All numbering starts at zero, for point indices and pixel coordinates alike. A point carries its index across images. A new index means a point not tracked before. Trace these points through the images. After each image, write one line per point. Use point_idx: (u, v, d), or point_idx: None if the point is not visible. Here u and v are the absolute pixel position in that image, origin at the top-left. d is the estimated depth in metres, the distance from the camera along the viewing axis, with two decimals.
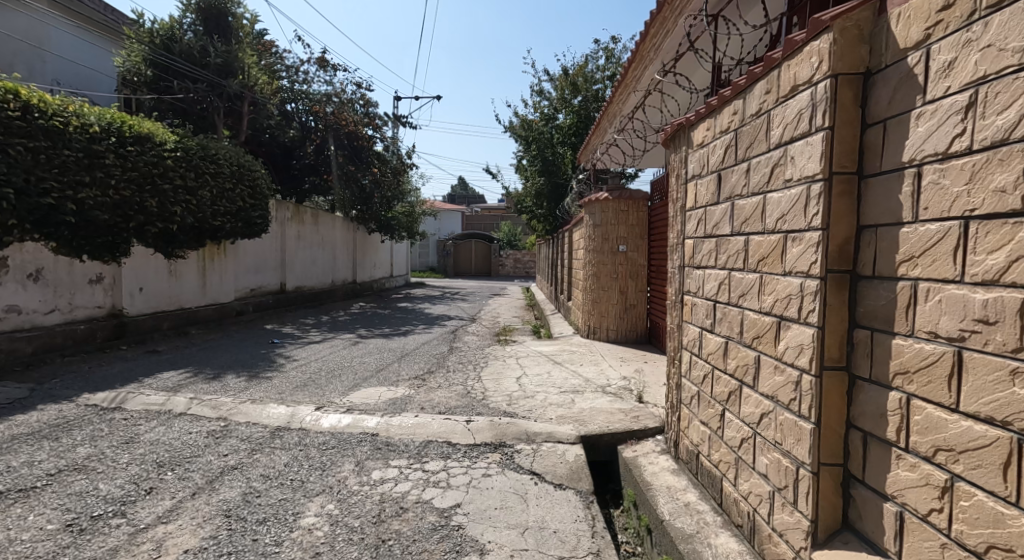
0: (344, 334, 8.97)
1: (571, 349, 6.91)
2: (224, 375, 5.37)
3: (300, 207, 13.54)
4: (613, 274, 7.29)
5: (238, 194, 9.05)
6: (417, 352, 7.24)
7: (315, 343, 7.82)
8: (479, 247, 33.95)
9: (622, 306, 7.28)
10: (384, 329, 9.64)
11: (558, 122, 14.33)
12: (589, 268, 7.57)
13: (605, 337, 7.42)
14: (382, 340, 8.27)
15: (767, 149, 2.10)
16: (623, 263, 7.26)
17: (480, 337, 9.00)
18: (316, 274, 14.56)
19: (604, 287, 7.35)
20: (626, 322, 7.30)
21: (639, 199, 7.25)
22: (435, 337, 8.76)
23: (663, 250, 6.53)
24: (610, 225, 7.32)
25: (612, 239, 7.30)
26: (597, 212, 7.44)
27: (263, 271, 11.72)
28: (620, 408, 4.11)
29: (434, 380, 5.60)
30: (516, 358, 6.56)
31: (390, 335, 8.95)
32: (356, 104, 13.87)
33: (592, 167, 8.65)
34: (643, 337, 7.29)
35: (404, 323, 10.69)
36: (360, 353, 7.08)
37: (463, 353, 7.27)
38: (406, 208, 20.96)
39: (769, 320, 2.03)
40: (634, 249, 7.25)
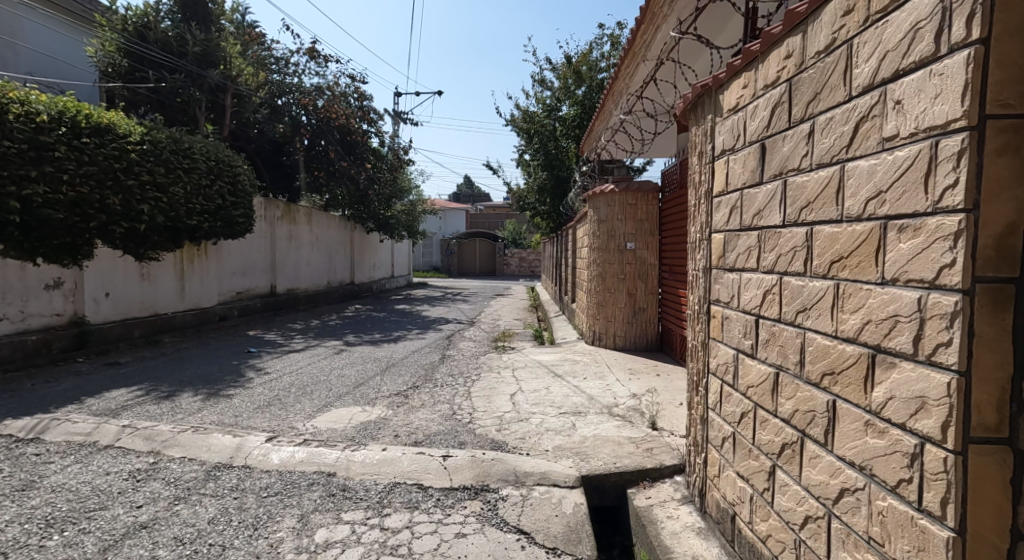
0: (331, 341, 8.35)
1: (574, 359, 6.24)
2: (179, 394, 4.74)
3: (291, 205, 12.97)
4: (620, 275, 6.61)
5: (216, 191, 8.44)
6: (405, 363, 6.60)
7: (297, 351, 7.21)
8: (483, 247, 33.36)
9: (631, 310, 6.60)
10: (375, 335, 9.00)
11: (561, 114, 13.58)
12: (593, 269, 6.90)
13: (611, 344, 6.75)
14: (370, 348, 7.64)
15: (846, 97, 1.42)
16: (631, 262, 6.58)
17: (477, 344, 8.35)
18: (309, 276, 13.98)
19: (610, 289, 6.68)
20: (635, 327, 6.61)
21: (650, 191, 6.55)
22: (427, 344, 8.12)
23: (678, 247, 5.83)
24: (617, 220, 6.64)
25: (619, 236, 6.62)
26: (601, 206, 6.75)
27: (251, 273, 11.14)
28: (629, 438, 3.44)
29: (418, 397, 4.96)
30: (512, 370, 5.90)
31: (380, 342, 8.33)
32: (350, 98, 13.30)
33: (597, 158, 7.95)
34: (655, 344, 6.61)
35: (398, 328, 10.08)
36: (343, 364, 6.45)
37: (455, 363, 6.61)
38: (405, 206, 20.32)
39: (855, 352, 1.36)
40: (643, 246, 6.56)
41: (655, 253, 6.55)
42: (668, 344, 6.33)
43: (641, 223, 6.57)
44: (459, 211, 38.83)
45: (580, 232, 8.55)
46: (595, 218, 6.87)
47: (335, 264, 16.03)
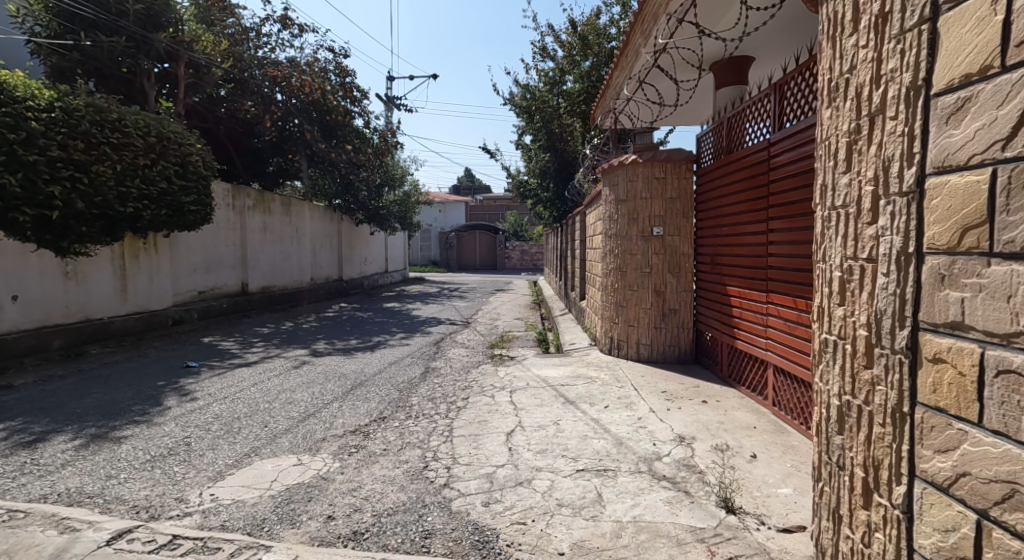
0: (298, 348, 7.10)
1: (587, 375, 4.94)
2: (52, 438, 3.47)
3: (265, 193, 11.73)
4: (645, 266, 5.33)
5: (160, 173, 7.12)
6: (378, 380, 5.32)
7: (250, 364, 5.95)
8: (483, 239, 32.11)
9: (659, 312, 5.30)
10: (351, 341, 7.74)
11: (565, 87, 12.26)
12: (610, 260, 5.65)
13: (634, 355, 5.46)
14: (341, 359, 6.37)
15: None
16: (658, 250, 5.27)
17: (470, 351, 7.09)
18: (287, 273, 12.73)
19: (632, 285, 5.40)
20: (665, 333, 5.31)
21: (683, 162, 5.20)
22: (411, 353, 6.83)
23: (739, 242, 4.26)
24: (639, 196, 5.33)
25: (644, 218, 5.32)
26: (621, 183, 5.45)
27: (215, 268, 9.90)
28: (693, 532, 2.15)
29: (382, 436, 3.68)
30: (509, 391, 4.63)
31: (356, 349, 7.07)
32: (331, 72, 11.99)
33: (611, 128, 6.54)
34: (691, 354, 5.30)
35: (382, 331, 8.84)
36: (300, 382, 5.18)
37: (439, 380, 5.32)
38: (397, 196, 18.98)
39: None
40: (674, 230, 5.24)
41: (690, 240, 5.24)
42: (711, 355, 5.01)
43: (670, 200, 5.23)
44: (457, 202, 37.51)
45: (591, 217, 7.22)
46: (613, 197, 5.57)
47: (317, 259, 14.77)
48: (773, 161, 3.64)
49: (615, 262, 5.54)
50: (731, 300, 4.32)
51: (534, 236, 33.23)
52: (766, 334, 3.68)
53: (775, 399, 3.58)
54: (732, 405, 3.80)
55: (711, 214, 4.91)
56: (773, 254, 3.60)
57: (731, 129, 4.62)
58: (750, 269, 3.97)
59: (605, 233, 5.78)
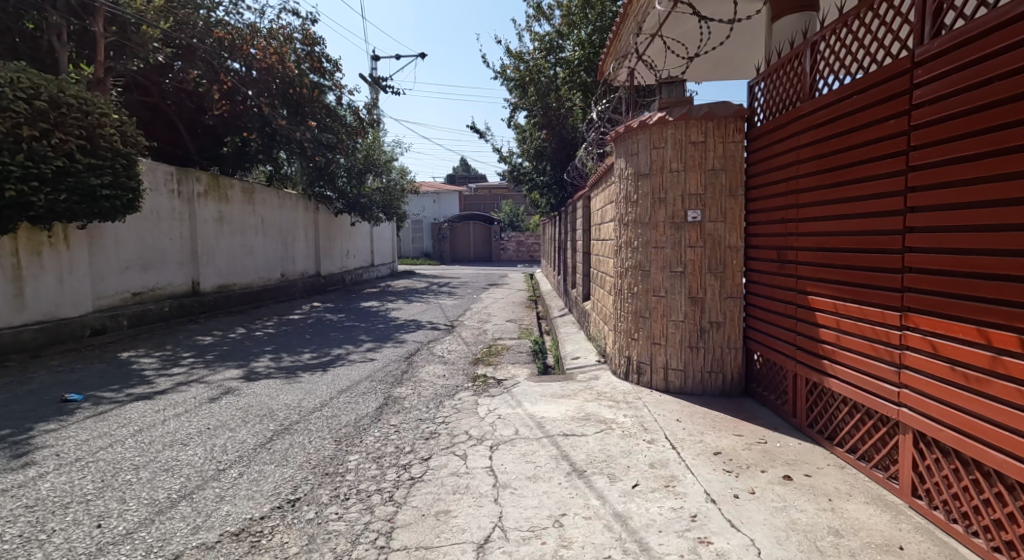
0: (235, 366, 5.73)
1: (598, 416, 3.58)
2: None
3: (221, 177, 10.41)
4: (675, 263, 3.94)
5: (52, 145, 5.74)
6: (315, 421, 3.93)
7: (156, 393, 4.56)
8: (477, 229, 30.71)
9: (694, 326, 3.90)
10: (304, 355, 6.36)
11: (563, 55, 10.86)
12: (627, 255, 4.28)
13: (660, 384, 4.07)
14: (279, 385, 4.98)
15: None
16: (693, 242, 3.87)
17: (447, 368, 5.73)
18: (248, 268, 11.34)
19: (657, 289, 4.03)
20: (704, 355, 3.90)
21: (730, 119, 3.76)
22: (372, 373, 5.45)
23: (826, 227, 2.80)
24: (667, 168, 3.92)
25: (674, 198, 3.92)
26: (642, 151, 4.06)
27: (153, 265, 8.53)
28: None
29: (277, 546, 2.30)
30: (489, 445, 3.25)
31: (307, 367, 5.69)
32: (296, 39, 10.55)
33: (623, 83, 5.08)
34: (739, 383, 3.88)
35: (348, 339, 7.46)
36: (206, 426, 3.79)
37: (397, 422, 3.93)
38: (380, 184, 17.55)
39: None
40: (715, 214, 3.82)
41: (738, 227, 3.82)
42: (771, 389, 3.58)
43: (710, 173, 3.81)
44: (451, 192, 36.04)
45: (599, 200, 5.81)
46: (631, 170, 4.18)
47: (288, 252, 13.39)
48: (912, 100, 2.19)
49: (635, 257, 4.18)
50: (814, 317, 2.88)
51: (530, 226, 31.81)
52: (898, 380, 2.25)
53: (918, 488, 2.18)
54: (832, 487, 2.42)
55: (769, 192, 3.48)
56: (913, 250, 2.17)
57: (798, 66, 3.19)
58: (855, 274, 2.52)
59: (619, 218, 4.40)
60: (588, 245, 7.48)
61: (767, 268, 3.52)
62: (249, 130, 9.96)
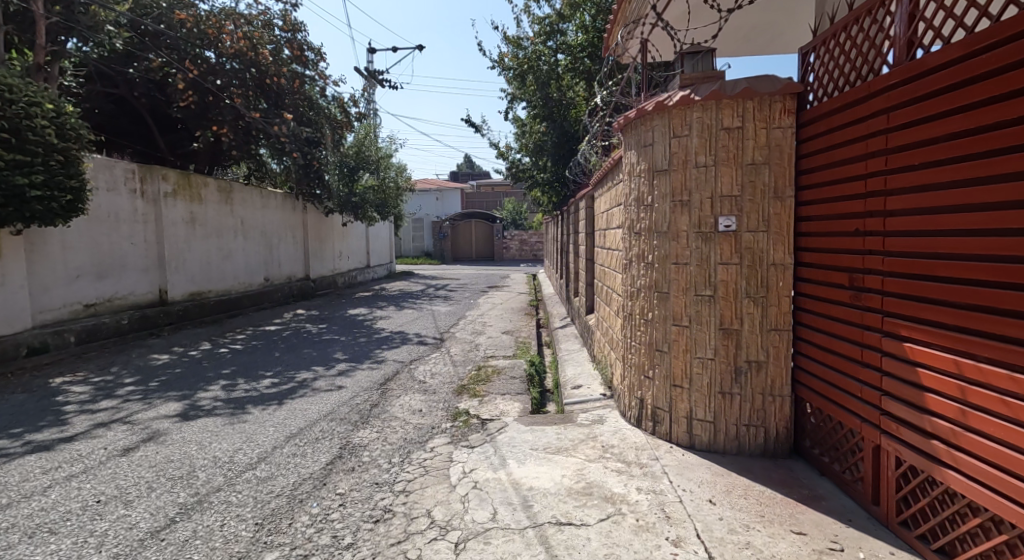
0: (177, 397, 4.90)
1: (604, 490, 2.72)
2: None
3: (193, 175, 9.67)
4: (703, 285, 3.07)
5: None
6: (241, 488, 3.08)
7: (62, 442, 3.73)
8: (479, 228, 29.86)
9: (728, 366, 3.02)
10: (264, 381, 5.53)
11: (564, 41, 9.97)
12: (642, 271, 3.42)
13: (682, 440, 3.19)
14: (219, 426, 4.14)
15: None
16: (725, 258, 2.99)
17: (424, 400, 4.88)
18: (222, 274, 10.57)
19: (679, 317, 3.16)
20: (740, 403, 3.01)
21: (776, 98, 2.85)
22: (335, 408, 4.60)
23: (939, 246, 1.92)
24: (693, 164, 3.05)
25: (701, 201, 3.04)
26: (659, 140, 3.18)
27: (110, 273, 7.81)
28: None
29: None
30: (454, 540, 2.40)
31: (261, 400, 4.85)
32: (276, 26, 9.71)
33: (634, 58, 4.17)
34: (786, 440, 2.98)
35: (321, 359, 6.61)
36: (97, 497, 2.94)
37: (345, 489, 3.08)
38: (374, 181, 16.70)
39: None
40: (756, 222, 2.93)
41: (784, 238, 2.91)
42: (832, 453, 2.69)
43: (749, 167, 2.91)
44: (453, 189, 35.20)
45: (605, 200, 4.91)
46: (646, 166, 3.31)
47: (271, 255, 12.63)
48: None
49: (651, 275, 3.31)
50: (914, 375, 2.01)
51: (534, 224, 30.90)
52: None
53: None
54: None
55: (830, 192, 2.59)
56: None
57: (880, 21, 2.31)
58: (981, 317, 1.77)
59: (631, 225, 3.51)
60: (593, 251, 6.59)
61: (827, 295, 2.64)
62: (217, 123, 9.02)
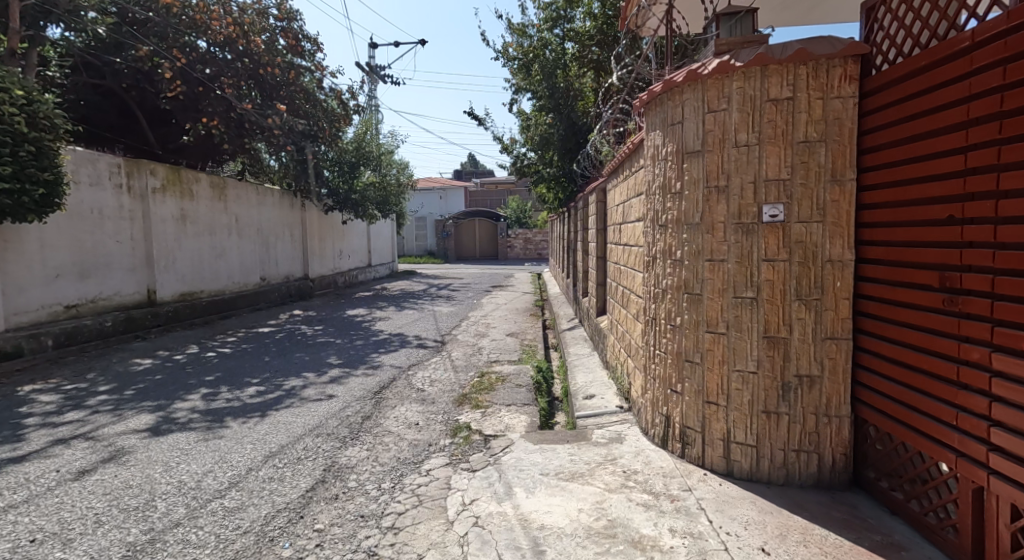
0: (151, 409, 4.49)
1: (629, 531, 2.29)
2: None
3: (184, 170, 9.28)
4: (744, 286, 2.61)
5: None
6: (204, 522, 2.65)
7: (12, 462, 3.32)
8: (483, 226, 29.45)
9: (774, 382, 2.57)
10: (249, 390, 5.11)
11: (571, 27, 9.53)
12: (670, 269, 2.98)
13: (719, 466, 2.74)
14: (191, 443, 3.72)
15: None
16: (771, 254, 2.54)
17: (421, 412, 4.45)
18: (215, 273, 10.20)
19: (715, 322, 2.72)
20: (788, 425, 2.56)
21: (834, 62, 2.36)
22: (323, 422, 4.17)
23: None
24: (732, 143, 2.59)
25: (741, 186, 2.58)
26: (692, 116, 2.73)
27: (93, 272, 7.44)
28: None
29: None
30: None
31: (243, 411, 4.43)
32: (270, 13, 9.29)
33: (655, 29, 3.71)
34: (844, 470, 2.52)
35: (313, 364, 6.19)
36: (35, 534, 2.52)
37: (325, 523, 2.65)
38: (375, 178, 16.30)
39: None
40: (809, 212, 2.46)
41: (844, 231, 2.44)
42: (908, 489, 2.23)
43: (800, 146, 2.44)
44: (456, 187, 34.76)
45: (621, 191, 4.46)
46: (675, 148, 2.86)
47: (267, 254, 12.25)
48: None
49: (682, 274, 2.87)
50: None
51: (539, 223, 30.46)
52: None
53: None
54: None
55: (907, 174, 2.12)
56: None
57: None
58: None
59: (659, 216, 3.06)
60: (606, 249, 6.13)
61: (902, 298, 2.17)
62: (207, 115, 8.58)
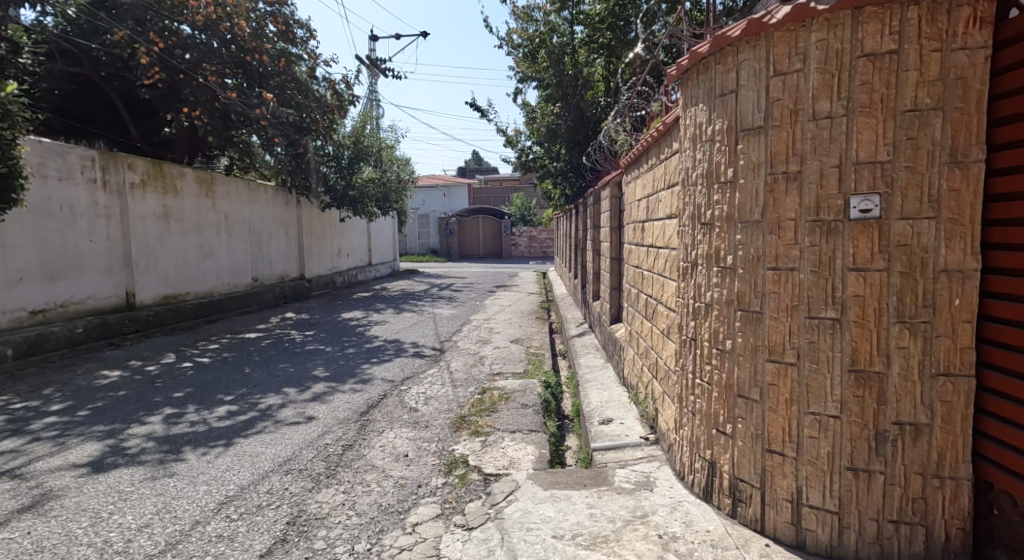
0: (101, 435, 3.90)
1: None
2: None
3: (167, 164, 8.72)
4: (823, 303, 1.99)
5: None
6: None
7: None
8: (487, 224, 28.88)
9: (865, 430, 1.94)
10: (219, 410, 4.52)
11: (580, 10, 8.92)
12: (718, 279, 2.36)
13: (785, 534, 2.12)
14: (136, 483, 3.12)
15: None
16: (862, 261, 1.91)
17: (412, 441, 3.86)
18: (201, 273, 9.66)
19: (781, 349, 2.10)
20: (883, 488, 1.93)
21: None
22: (297, 454, 3.57)
23: None
24: (808, 115, 1.97)
25: (821, 172, 1.96)
26: (753, 82, 2.11)
27: (63, 274, 6.90)
28: None
29: None
30: None
31: (205, 438, 3.84)
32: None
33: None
34: (961, 550, 1.89)
35: (297, 378, 5.60)
36: None
37: None
38: (375, 174, 15.75)
39: None
40: (918, 205, 1.83)
41: (968, 230, 1.80)
42: None
43: (907, 116, 1.81)
44: (460, 184, 34.15)
45: (645, 182, 3.82)
46: (728, 124, 2.25)
47: (259, 253, 11.71)
48: None
49: (736, 285, 2.26)
50: None
51: (543, 220, 29.84)
52: None
53: None
54: None
55: None
56: None
57: None
58: None
59: (704, 213, 2.44)
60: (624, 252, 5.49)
61: None
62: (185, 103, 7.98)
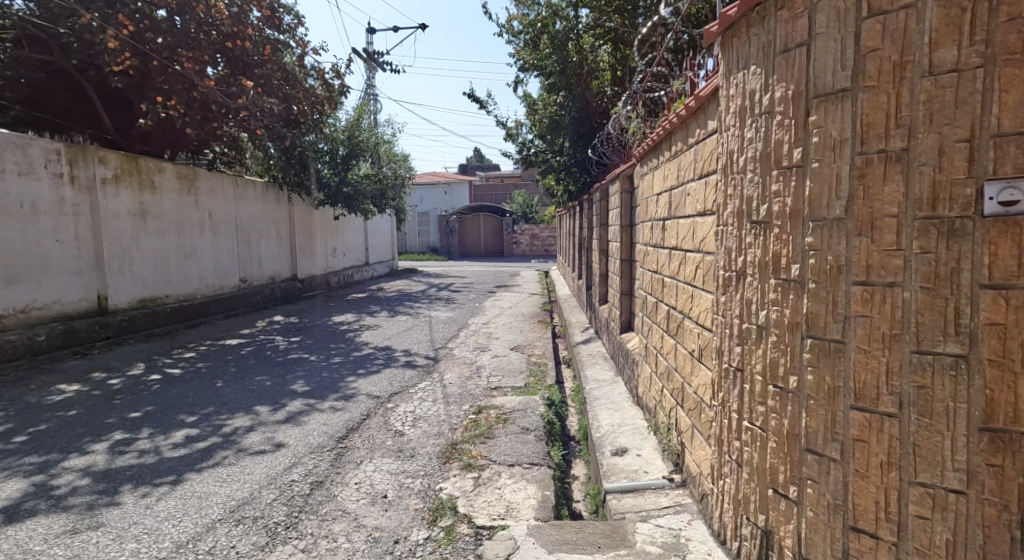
0: (31, 469, 3.35)
1: None
2: None
3: (142, 159, 8.20)
4: (939, 333, 1.41)
5: None
6: None
7: None
8: (487, 222, 28.35)
9: (1004, 515, 1.36)
10: (176, 435, 3.97)
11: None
12: (779, 295, 1.80)
13: None
14: (49, 539, 2.59)
15: None
16: (1002, 275, 1.33)
17: (393, 477, 3.32)
18: (183, 274, 9.14)
19: (875, 394, 1.53)
20: None
21: None
22: (255, 496, 3.02)
23: None
24: (922, 68, 1.39)
25: (939, 148, 1.38)
26: (836, 27, 1.55)
27: (23, 278, 6.40)
28: None
29: None
30: None
31: (150, 474, 3.30)
32: None
33: None
34: None
35: (272, 394, 5.06)
36: None
37: None
38: (371, 170, 15.22)
39: None
40: None
41: None
42: None
43: None
44: (461, 181, 33.57)
45: (665, 173, 3.26)
46: (797, 88, 1.68)
47: (247, 253, 11.18)
48: None
49: (805, 304, 1.69)
50: None
51: (545, 218, 29.28)
52: None
53: None
54: None
55: None
56: None
57: None
58: None
59: (758, 209, 1.88)
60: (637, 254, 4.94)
61: None
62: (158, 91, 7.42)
